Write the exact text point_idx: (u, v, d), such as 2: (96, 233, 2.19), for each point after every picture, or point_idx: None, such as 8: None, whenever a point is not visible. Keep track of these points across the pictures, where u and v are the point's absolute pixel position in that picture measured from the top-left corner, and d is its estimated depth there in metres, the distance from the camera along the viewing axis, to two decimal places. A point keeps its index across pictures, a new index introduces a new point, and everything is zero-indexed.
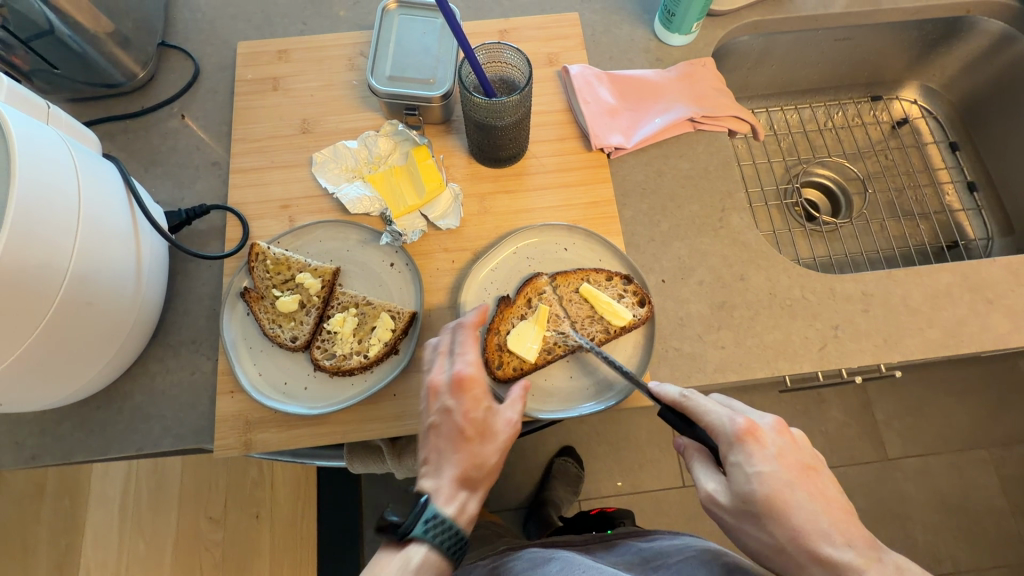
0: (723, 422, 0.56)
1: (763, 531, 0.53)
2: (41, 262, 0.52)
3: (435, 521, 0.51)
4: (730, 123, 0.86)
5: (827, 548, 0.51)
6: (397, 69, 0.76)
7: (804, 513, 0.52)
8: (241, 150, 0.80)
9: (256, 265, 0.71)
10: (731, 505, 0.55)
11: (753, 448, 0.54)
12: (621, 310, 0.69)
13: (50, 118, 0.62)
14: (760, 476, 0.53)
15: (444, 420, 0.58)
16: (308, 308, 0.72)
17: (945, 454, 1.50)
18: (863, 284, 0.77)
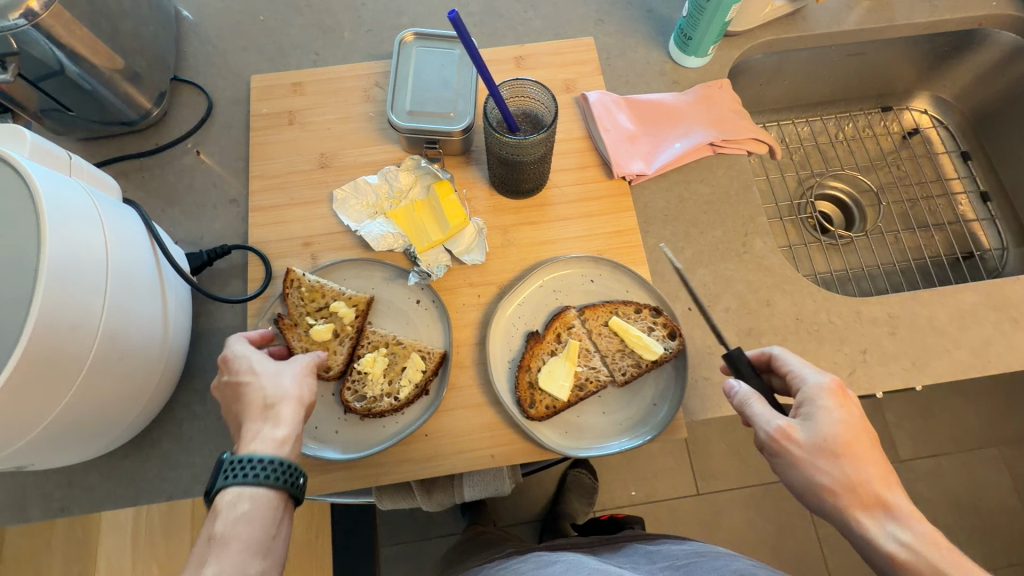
0: (813, 377, 0.56)
1: (836, 470, 0.51)
2: (74, 323, 0.51)
3: (241, 462, 0.50)
4: (750, 146, 0.85)
5: (895, 499, 0.50)
6: (417, 104, 0.75)
7: (877, 467, 0.51)
8: (260, 188, 0.79)
9: (291, 291, 0.72)
10: (811, 441, 0.52)
11: (840, 400, 0.54)
12: (653, 343, 0.69)
13: (73, 169, 0.61)
14: (842, 422, 0.53)
15: (230, 391, 0.58)
16: (342, 338, 0.71)
17: (957, 455, 1.51)
18: (888, 307, 0.77)
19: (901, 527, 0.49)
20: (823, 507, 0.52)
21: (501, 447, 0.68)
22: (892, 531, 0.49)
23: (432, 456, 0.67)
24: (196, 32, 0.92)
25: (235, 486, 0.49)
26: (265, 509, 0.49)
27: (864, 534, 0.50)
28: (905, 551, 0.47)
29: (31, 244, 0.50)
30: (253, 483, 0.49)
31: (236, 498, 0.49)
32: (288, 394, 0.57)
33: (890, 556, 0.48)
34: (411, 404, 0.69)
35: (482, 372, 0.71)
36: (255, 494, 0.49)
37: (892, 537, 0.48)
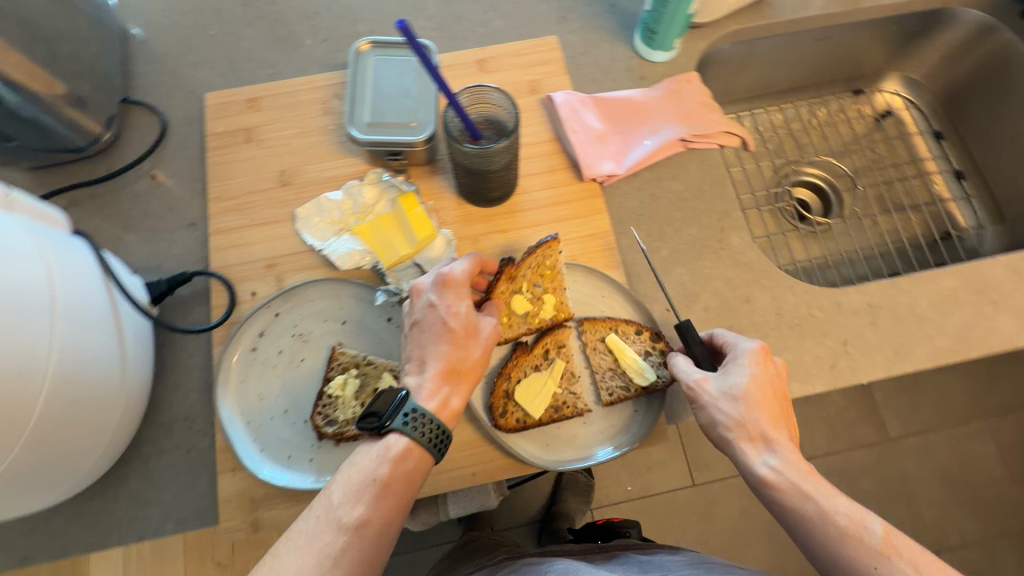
0: (742, 341, 0.62)
1: (733, 412, 0.58)
2: (18, 371, 0.48)
3: (415, 413, 0.54)
4: (722, 139, 0.84)
5: (782, 437, 0.56)
6: (376, 115, 0.73)
7: (772, 410, 0.57)
8: (219, 210, 0.76)
9: (539, 253, 0.71)
10: (718, 390, 0.59)
11: (757, 360, 0.59)
12: (645, 369, 0.68)
13: (11, 204, 0.57)
14: (754, 376, 0.58)
15: (429, 316, 0.60)
16: (526, 321, 0.71)
17: (945, 429, 1.52)
18: (868, 296, 0.76)
19: (776, 456, 0.55)
20: (716, 438, 0.59)
21: (482, 464, 0.66)
22: (767, 459, 0.55)
23: None
24: (145, 49, 0.88)
25: (403, 435, 0.53)
26: (403, 461, 0.52)
27: (744, 461, 0.57)
28: (774, 474, 0.54)
29: None
30: (412, 433, 0.53)
31: (388, 448, 0.52)
32: (460, 355, 0.59)
33: (761, 478, 0.55)
34: None
35: None
36: (398, 443, 0.53)
37: (766, 463, 0.55)
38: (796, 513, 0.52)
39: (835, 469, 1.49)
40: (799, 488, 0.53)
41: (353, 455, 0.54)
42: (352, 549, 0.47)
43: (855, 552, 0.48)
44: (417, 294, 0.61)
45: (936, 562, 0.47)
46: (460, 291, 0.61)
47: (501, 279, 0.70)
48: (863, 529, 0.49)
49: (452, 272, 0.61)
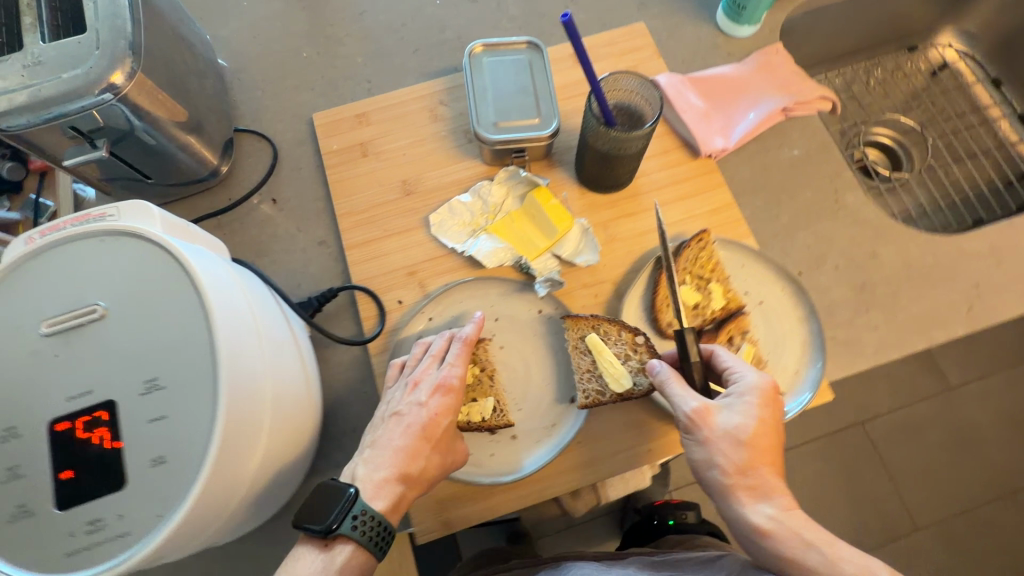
0: (751, 373, 0.60)
1: (734, 454, 0.55)
2: (253, 392, 0.49)
3: (362, 516, 0.53)
4: (820, 105, 0.86)
5: (772, 482, 0.56)
6: (500, 114, 0.74)
7: (768, 456, 0.56)
8: (351, 225, 0.78)
9: (693, 246, 0.71)
10: (722, 428, 0.56)
11: (761, 400, 0.58)
12: (623, 376, 0.65)
13: (194, 235, 0.59)
14: (759, 415, 0.57)
15: (413, 415, 0.60)
16: (699, 315, 0.70)
17: (1001, 372, 1.58)
18: (989, 238, 0.78)
19: (773, 506, 0.54)
20: (709, 480, 0.56)
21: (657, 440, 0.68)
22: (764, 507, 0.54)
23: (591, 462, 0.67)
24: (242, 78, 0.89)
25: (348, 542, 0.52)
26: (345, 564, 0.52)
27: (738, 509, 0.54)
28: (775, 522, 0.53)
29: (196, 316, 0.48)
30: (353, 537, 0.52)
31: (328, 551, 0.52)
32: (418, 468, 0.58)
33: (758, 528, 0.53)
34: (559, 415, 0.68)
35: None
36: (338, 553, 0.52)
37: (763, 512, 0.53)
38: (799, 565, 0.50)
39: (902, 423, 1.56)
40: (799, 536, 0.52)
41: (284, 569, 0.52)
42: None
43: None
44: (411, 390, 0.62)
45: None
46: (448, 403, 0.61)
47: (662, 274, 0.71)
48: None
49: (448, 382, 0.62)
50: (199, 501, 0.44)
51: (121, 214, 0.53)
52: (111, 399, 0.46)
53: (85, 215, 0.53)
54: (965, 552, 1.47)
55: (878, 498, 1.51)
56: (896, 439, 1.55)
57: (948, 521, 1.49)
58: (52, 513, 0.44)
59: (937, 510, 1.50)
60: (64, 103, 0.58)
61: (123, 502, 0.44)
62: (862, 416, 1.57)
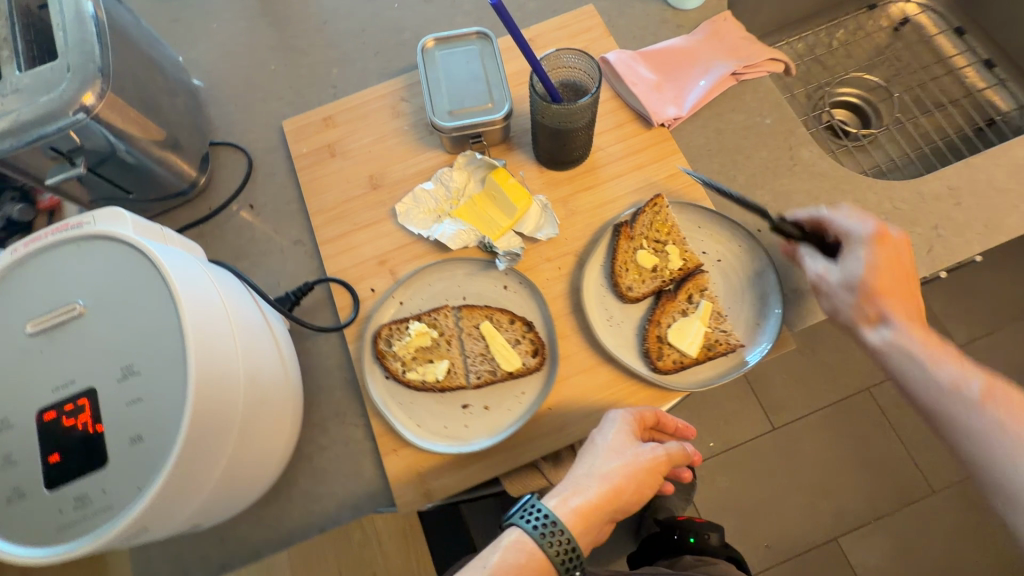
0: (856, 226, 0.64)
1: (855, 300, 0.62)
2: (223, 375, 0.52)
3: (542, 514, 0.57)
4: (771, 67, 0.87)
5: (898, 311, 0.61)
6: (454, 103, 0.78)
7: (893, 291, 0.61)
8: (323, 222, 0.82)
9: (648, 213, 0.74)
10: (841, 282, 0.63)
11: (882, 238, 0.62)
12: (514, 356, 0.69)
13: (167, 238, 0.63)
14: (876, 261, 0.61)
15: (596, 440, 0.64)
16: (659, 275, 0.73)
17: (1009, 326, 1.53)
18: (946, 180, 0.79)
19: (892, 329, 0.60)
20: (840, 321, 0.65)
21: (625, 401, 0.69)
22: (881, 333, 0.61)
23: (562, 426, 0.69)
24: (216, 96, 0.94)
25: (519, 528, 0.56)
26: (516, 552, 0.54)
27: (859, 335, 0.63)
28: (889, 342, 0.60)
29: (166, 305, 0.52)
30: (530, 531, 0.55)
31: (508, 543, 0.55)
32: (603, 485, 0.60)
33: (875, 347, 0.61)
34: (528, 384, 0.70)
35: (585, 336, 0.72)
36: (515, 537, 0.55)
37: (880, 336, 0.61)
38: (905, 374, 0.59)
39: None
40: (910, 355, 0.58)
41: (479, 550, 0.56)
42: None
43: (956, 404, 0.54)
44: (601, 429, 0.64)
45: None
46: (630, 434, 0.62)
47: (620, 240, 0.73)
48: (964, 387, 0.55)
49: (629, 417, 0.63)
50: (173, 473, 0.47)
51: (95, 220, 0.57)
52: (91, 386, 0.50)
53: (64, 224, 0.57)
54: (980, 512, 1.45)
55: (895, 464, 1.50)
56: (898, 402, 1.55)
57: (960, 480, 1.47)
58: (43, 493, 0.48)
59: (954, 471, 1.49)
60: (42, 124, 0.62)
61: (106, 478, 0.47)
62: (869, 382, 1.57)
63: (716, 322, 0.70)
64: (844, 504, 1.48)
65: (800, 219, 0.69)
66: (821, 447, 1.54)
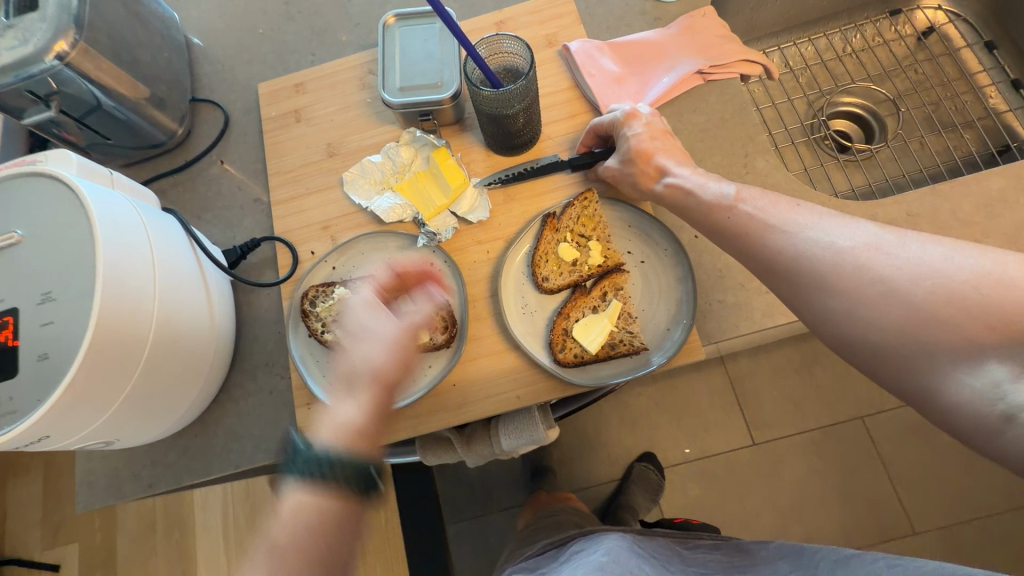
0: (612, 115, 0.73)
1: (640, 167, 0.70)
2: (133, 310, 0.58)
3: (304, 456, 0.55)
4: (743, 68, 0.84)
5: (671, 161, 0.69)
6: (405, 80, 0.79)
7: (661, 150, 0.70)
8: (279, 183, 0.86)
9: (576, 206, 0.74)
10: (626, 161, 0.71)
11: (634, 115, 0.72)
12: (423, 330, 0.72)
13: (114, 182, 0.69)
14: (640, 133, 0.71)
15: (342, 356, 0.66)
16: (577, 269, 0.73)
17: None
18: (907, 205, 0.75)
19: (671, 175, 0.68)
20: (637, 194, 0.71)
21: (526, 388, 0.71)
22: (664, 183, 0.68)
23: (462, 403, 0.71)
24: (206, 55, 1.00)
25: (290, 477, 0.54)
26: (309, 492, 0.54)
27: (654, 197, 0.69)
28: (670, 187, 0.67)
29: (87, 241, 0.58)
30: (302, 472, 0.54)
31: (283, 519, 0.53)
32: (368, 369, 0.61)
33: (664, 196, 0.67)
34: (435, 359, 0.72)
35: (499, 321, 0.74)
36: (293, 486, 0.54)
37: (663, 185, 0.68)
38: (694, 202, 0.64)
39: (905, 420, 1.47)
40: (688, 188, 0.65)
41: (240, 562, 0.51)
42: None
43: (721, 216, 0.61)
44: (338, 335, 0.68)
45: (774, 198, 0.60)
46: (353, 315, 0.65)
47: (545, 230, 0.74)
48: (722, 197, 0.62)
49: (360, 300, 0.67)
50: (69, 390, 0.53)
51: (47, 160, 0.64)
52: (15, 307, 0.56)
53: (20, 161, 0.63)
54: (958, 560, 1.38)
55: (876, 498, 1.44)
56: (885, 433, 1.47)
57: (941, 524, 1.40)
58: None
59: (940, 514, 1.41)
60: (22, 68, 0.68)
61: (15, 388, 0.54)
62: (862, 409, 1.49)
63: (624, 322, 0.70)
64: (813, 529, 1.43)
65: (584, 142, 0.77)
66: (799, 470, 1.48)
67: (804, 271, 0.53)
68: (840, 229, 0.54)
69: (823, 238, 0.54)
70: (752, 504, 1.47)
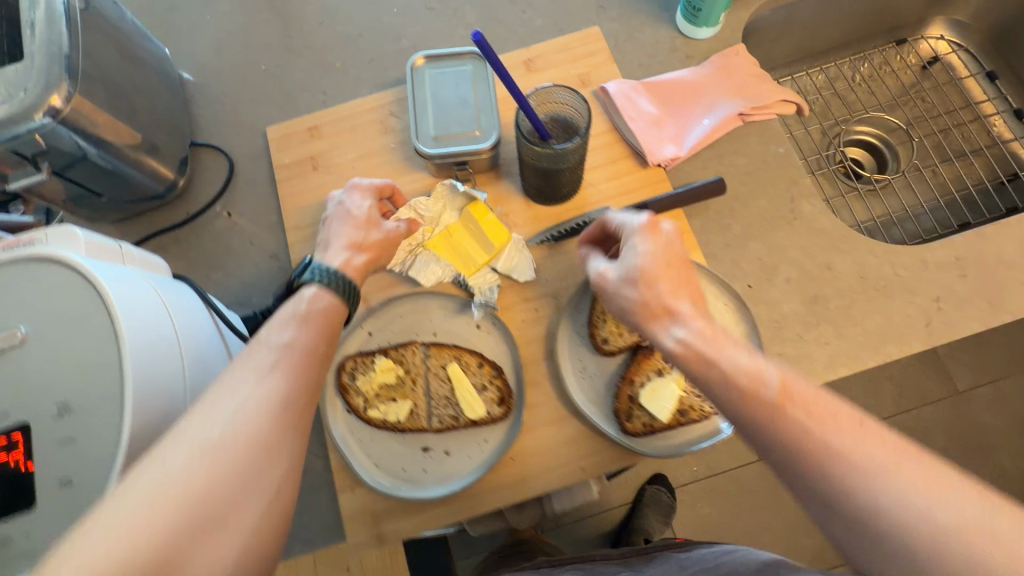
0: (629, 218, 0.58)
1: (643, 294, 0.53)
2: (165, 415, 0.51)
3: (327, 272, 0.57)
4: (781, 109, 0.82)
5: (684, 302, 0.51)
6: (440, 128, 0.74)
7: (672, 279, 0.53)
8: (299, 239, 0.79)
9: None
10: (623, 280, 0.54)
11: (651, 229, 0.56)
12: (478, 403, 0.67)
13: (124, 256, 0.60)
14: (651, 250, 0.54)
15: (340, 213, 0.66)
16: None
17: None
18: (954, 249, 0.75)
19: (683, 326, 0.49)
20: (630, 324, 0.54)
21: (590, 459, 0.67)
22: (674, 331, 0.50)
23: (523, 478, 0.67)
24: (203, 93, 0.91)
25: (315, 284, 0.56)
26: (325, 304, 0.55)
27: (655, 338, 0.51)
28: (679, 342, 0.49)
29: (108, 339, 0.50)
30: (323, 284, 0.56)
31: (307, 297, 0.54)
32: (376, 232, 0.65)
33: (668, 350, 0.49)
34: (490, 433, 0.68)
35: (556, 386, 0.69)
36: (313, 295, 0.55)
37: (673, 336, 0.49)
38: (707, 379, 0.46)
39: None
40: (707, 352, 0.47)
41: (233, 365, 0.46)
42: (229, 477, 0.39)
43: (759, 412, 0.42)
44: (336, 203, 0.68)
45: (835, 404, 0.41)
46: (361, 195, 0.68)
47: None
48: (761, 381, 0.43)
49: (365, 185, 0.69)
50: None
51: (48, 239, 0.55)
52: (27, 421, 0.48)
53: (16, 240, 0.55)
54: None
55: None
56: None
57: None
58: None
59: None
60: (9, 126, 0.59)
61: (35, 520, 0.46)
62: None
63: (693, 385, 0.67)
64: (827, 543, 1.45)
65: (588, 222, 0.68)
66: None
67: (874, 531, 0.36)
68: (928, 488, 0.35)
69: (906, 500, 0.35)
70: (766, 521, 1.47)
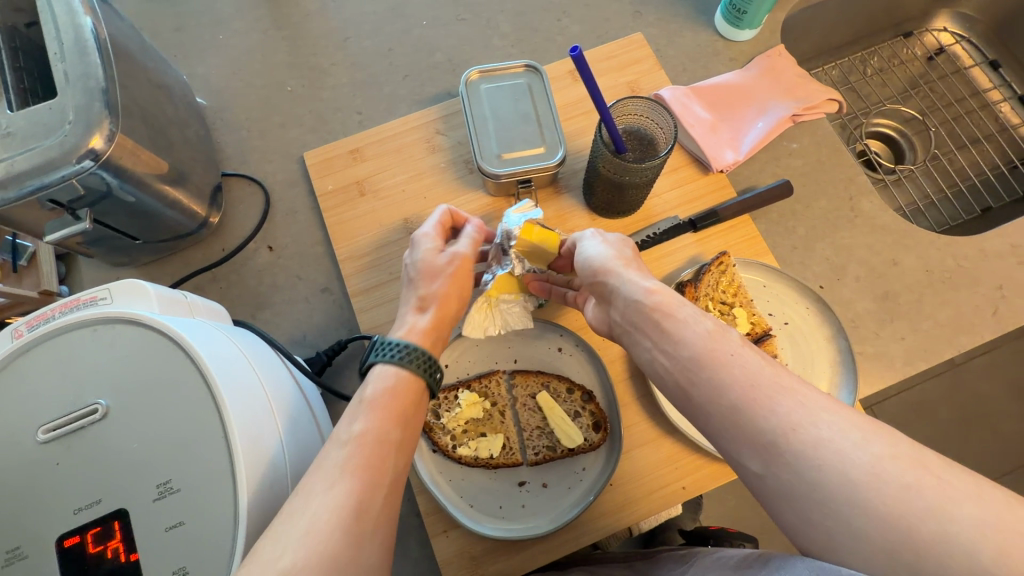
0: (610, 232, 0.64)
1: (621, 253, 0.55)
2: (275, 481, 0.46)
3: (397, 345, 0.52)
4: (827, 107, 0.83)
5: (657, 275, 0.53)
6: (503, 145, 0.71)
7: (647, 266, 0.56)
8: (355, 270, 0.75)
9: (714, 271, 0.70)
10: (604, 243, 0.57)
11: None
12: (574, 431, 0.65)
13: (192, 307, 0.55)
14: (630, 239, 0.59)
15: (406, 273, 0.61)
16: None
17: None
18: (1010, 237, 0.77)
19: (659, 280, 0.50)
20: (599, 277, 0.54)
21: (689, 476, 0.65)
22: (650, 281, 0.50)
23: (624, 504, 0.64)
24: (225, 120, 0.85)
25: (382, 362, 0.51)
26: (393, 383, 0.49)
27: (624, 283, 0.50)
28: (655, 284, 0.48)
29: (204, 403, 0.45)
30: (394, 363, 0.50)
31: (376, 380, 0.49)
32: (434, 283, 0.59)
33: (645, 287, 0.48)
34: (588, 460, 0.65)
35: (647, 404, 0.68)
36: (383, 370, 0.50)
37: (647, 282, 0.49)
38: (676, 319, 0.45)
39: None
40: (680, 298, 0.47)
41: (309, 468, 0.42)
42: None
43: (718, 353, 0.41)
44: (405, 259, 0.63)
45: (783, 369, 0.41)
46: (422, 243, 0.62)
47: None
48: (723, 332, 0.43)
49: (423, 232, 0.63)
50: None
51: (112, 296, 0.49)
52: (124, 506, 0.43)
53: (75, 300, 0.49)
54: None
55: None
56: None
57: None
58: None
59: None
60: (39, 175, 0.53)
61: None
62: None
63: None
64: None
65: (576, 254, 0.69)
66: None
67: (805, 459, 0.35)
68: (868, 427, 0.35)
69: (852, 443, 0.35)
70: None
